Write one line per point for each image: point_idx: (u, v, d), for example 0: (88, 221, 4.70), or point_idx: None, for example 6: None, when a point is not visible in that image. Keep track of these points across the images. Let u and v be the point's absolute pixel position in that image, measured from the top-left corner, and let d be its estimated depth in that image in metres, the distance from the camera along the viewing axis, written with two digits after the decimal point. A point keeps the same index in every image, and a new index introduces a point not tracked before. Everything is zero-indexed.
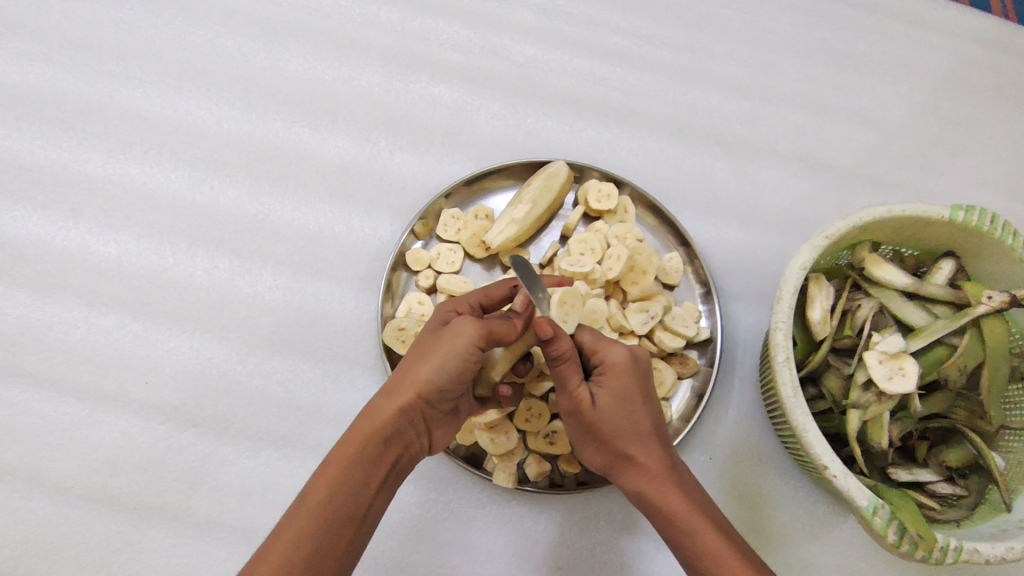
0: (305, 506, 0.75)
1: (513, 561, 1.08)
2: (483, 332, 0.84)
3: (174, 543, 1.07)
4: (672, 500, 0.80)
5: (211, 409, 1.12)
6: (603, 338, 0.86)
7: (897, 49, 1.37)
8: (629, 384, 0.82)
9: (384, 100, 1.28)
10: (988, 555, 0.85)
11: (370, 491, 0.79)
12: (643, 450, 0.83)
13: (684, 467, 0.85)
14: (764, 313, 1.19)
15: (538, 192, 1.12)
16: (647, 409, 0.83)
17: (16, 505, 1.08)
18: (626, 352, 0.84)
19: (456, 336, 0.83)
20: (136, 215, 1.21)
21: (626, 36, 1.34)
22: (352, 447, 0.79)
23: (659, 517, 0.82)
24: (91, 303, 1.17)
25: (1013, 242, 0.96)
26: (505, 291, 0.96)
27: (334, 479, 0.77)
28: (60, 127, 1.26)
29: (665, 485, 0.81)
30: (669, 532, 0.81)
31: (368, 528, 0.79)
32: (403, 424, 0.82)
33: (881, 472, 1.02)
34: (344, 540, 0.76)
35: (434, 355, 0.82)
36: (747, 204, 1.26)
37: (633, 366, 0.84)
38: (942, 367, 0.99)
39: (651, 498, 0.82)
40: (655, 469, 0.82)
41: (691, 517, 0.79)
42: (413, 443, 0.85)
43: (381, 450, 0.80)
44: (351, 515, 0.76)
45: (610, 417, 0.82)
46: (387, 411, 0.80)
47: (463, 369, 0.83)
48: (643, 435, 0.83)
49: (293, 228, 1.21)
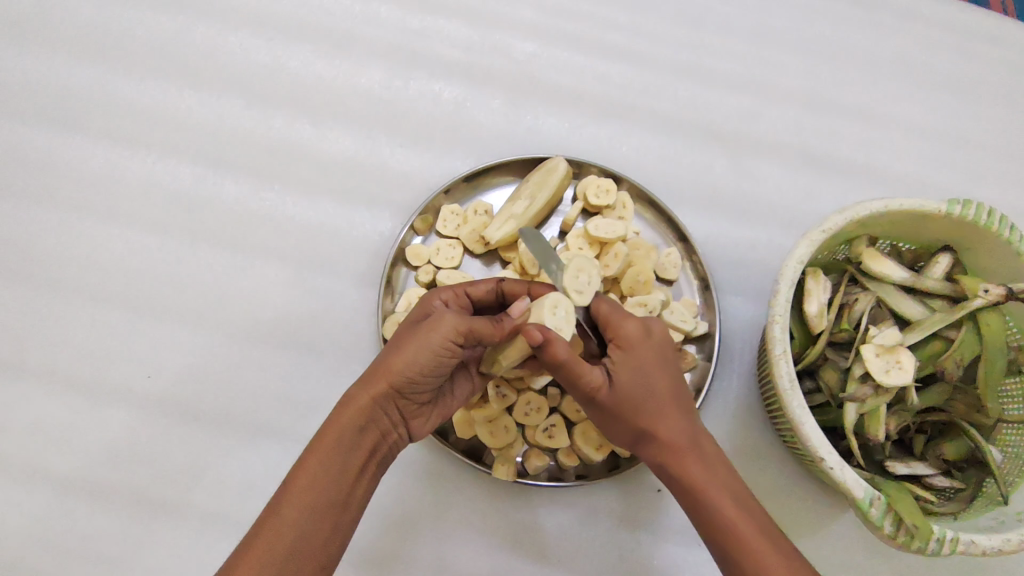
0: (286, 495, 0.76)
1: (511, 552, 1.09)
2: (461, 329, 0.84)
3: (177, 535, 1.08)
4: (696, 470, 0.81)
5: (213, 402, 1.13)
6: (617, 311, 0.88)
7: (896, 45, 1.37)
8: (644, 357, 0.84)
9: (386, 98, 1.29)
10: (984, 547, 0.85)
11: (349, 479, 0.80)
12: (662, 424, 0.83)
13: (705, 436, 0.85)
14: (761, 307, 1.20)
15: (537, 188, 1.13)
16: (665, 381, 0.84)
17: (19, 497, 1.09)
18: (640, 325, 0.85)
19: (433, 330, 0.83)
20: (138, 210, 1.22)
21: (625, 33, 1.34)
22: (329, 437, 0.80)
23: (685, 493, 0.82)
24: (94, 297, 1.18)
25: (1010, 237, 0.96)
26: (490, 286, 0.95)
27: (314, 468, 0.78)
28: (63, 125, 1.27)
29: (685, 457, 0.82)
30: (690, 504, 0.82)
31: (351, 514, 0.80)
32: (375, 413, 0.83)
33: (878, 466, 1.02)
34: (325, 527, 0.77)
35: (406, 348, 0.83)
36: (746, 198, 1.27)
37: (648, 339, 0.85)
38: (938, 360, 1.00)
39: (673, 471, 0.83)
40: (676, 442, 0.83)
41: (711, 489, 0.80)
42: (389, 432, 0.87)
43: (358, 439, 0.81)
44: (331, 502, 0.77)
45: (629, 390, 0.83)
46: (360, 401, 0.82)
47: (438, 363, 0.84)
48: (661, 409, 0.83)
49: (294, 223, 1.22)
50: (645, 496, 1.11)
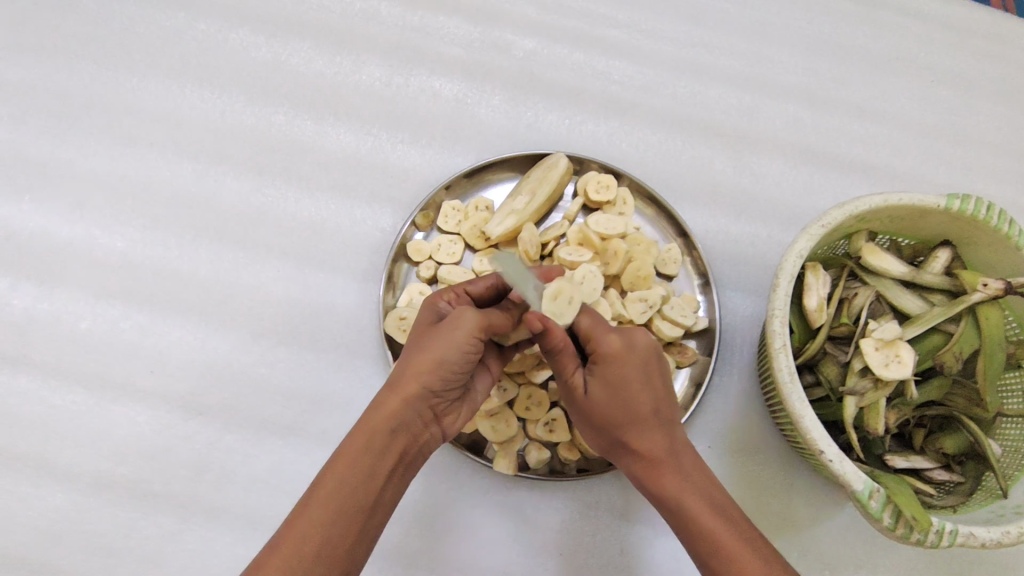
0: (315, 497, 0.77)
1: (513, 546, 1.09)
2: (481, 324, 0.86)
3: (181, 530, 1.08)
4: (671, 481, 0.82)
5: (216, 398, 1.14)
6: (597, 326, 0.86)
7: (894, 40, 1.38)
8: (620, 374, 0.83)
9: (386, 95, 1.29)
10: (983, 539, 0.86)
11: (378, 482, 0.79)
12: (641, 436, 0.84)
13: (687, 447, 0.85)
14: (761, 302, 1.20)
15: (538, 184, 1.14)
16: (644, 395, 0.83)
17: (24, 492, 1.09)
18: (615, 342, 0.83)
19: (456, 328, 0.85)
20: (141, 207, 1.23)
21: (625, 29, 1.35)
22: (360, 440, 0.80)
23: (660, 500, 0.84)
24: (97, 294, 1.18)
25: (1008, 231, 0.96)
26: (492, 281, 0.96)
27: (343, 471, 0.78)
28: (66, 122, 1.27)
29: (660, 468, 0.83)
30: (667, 510, 0.83)
31: (379, 517, 0.80)
32: (408, 414, 0.83)
33: (878, 459, 1.03)
34: (353, 530, 0.77)
35: (432, 347, 0.84)
36: (746, 195, 1.27)
37: (626, 355, 0.83)
38: (937, 354, 1.00)
39: (648, 480, 0.84)
40: (654, 453, 0.83)
41: (687, 502, 0.81)
42: (422, 433, 0.86)
43: (390, 441, 0.81)
44: (360, 505, 0.78)
45: (602, 402, 0.84)
46: (390, 402, 0.82)
47: (463, 359, 0.85)
48: (639, 424, 0.83)
49: (296, 220, 1.22)
50: None
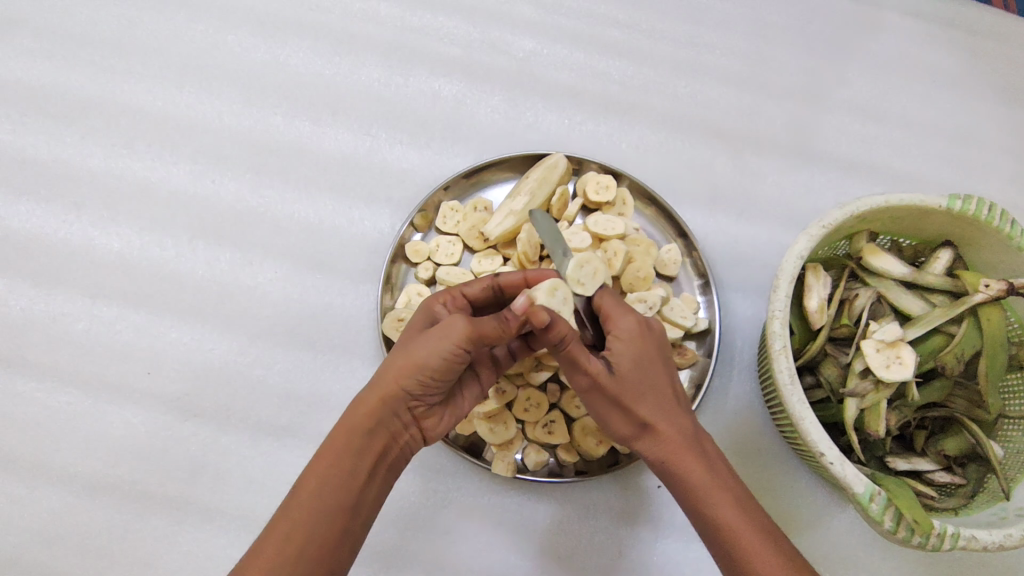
0: (297, 497, 0.76)
1: (511, 548, 1.08)
2: (469, 334, 0.81)
3: (175, 532, 1.08)
4: (696, 468, 0.80)
5: (213, 400, 1.13)
6: (616, 305, 0.86)
7: (895, 40, 1.37)
8: (646, 350, 0.82)
9: (385, 95, 1.29)
10: (985, 542, 0.85)
11: (357, 484, 0.79)
12: (663, 419, 0.82)
13: (702, 434, 0.84)
14: (762, 303, 1.20)
15: (537, 183, 1.12)
16: (666, 375, 0.83)
17: (19, 494, 1.09)
18: (637, 320, 0.84)
19: (443, 334, 0.81)
20: (137, 208, 1.22)
21: (625, 30, 1.34)
22: (338, 440, 0.79)
23: (683, 490, 0.81)
24: (94, 294, 1.18)
25: (1010, 231, 0.95)
26: (485, 283, 0.96)
27: (324, 471, 0.77)
28: (63, 122, 1.27)
29: (685, 455, 0.81)
30: (692, 501, 0.81)
31: (361, 519, 0.79)
32: (386, 416, 0.82)
33: (880, 462, 1.02)
34: (335, 530, 0.76)
35: (414, 352, 0.81)
36: (746, 196, 1.26)
37: (647, 333, 0.84)
38: (938, 355, 0.99)
39: (673, 467, 0.82)
40: (676, 438, 0.81)
41: (713, 493, 0.79)
42: (401, 434, 0.85)
43: (367, 441, 0.80)
44: (341, 506, 0.77)
45: (632, 382, 0.81)
46: (369, 404, 0.81)
47: (446, 366, 0.82)
48: (664, 404, 0.82)
49: (293, 220, 1.22)
50: (645, 491, 1.11)
